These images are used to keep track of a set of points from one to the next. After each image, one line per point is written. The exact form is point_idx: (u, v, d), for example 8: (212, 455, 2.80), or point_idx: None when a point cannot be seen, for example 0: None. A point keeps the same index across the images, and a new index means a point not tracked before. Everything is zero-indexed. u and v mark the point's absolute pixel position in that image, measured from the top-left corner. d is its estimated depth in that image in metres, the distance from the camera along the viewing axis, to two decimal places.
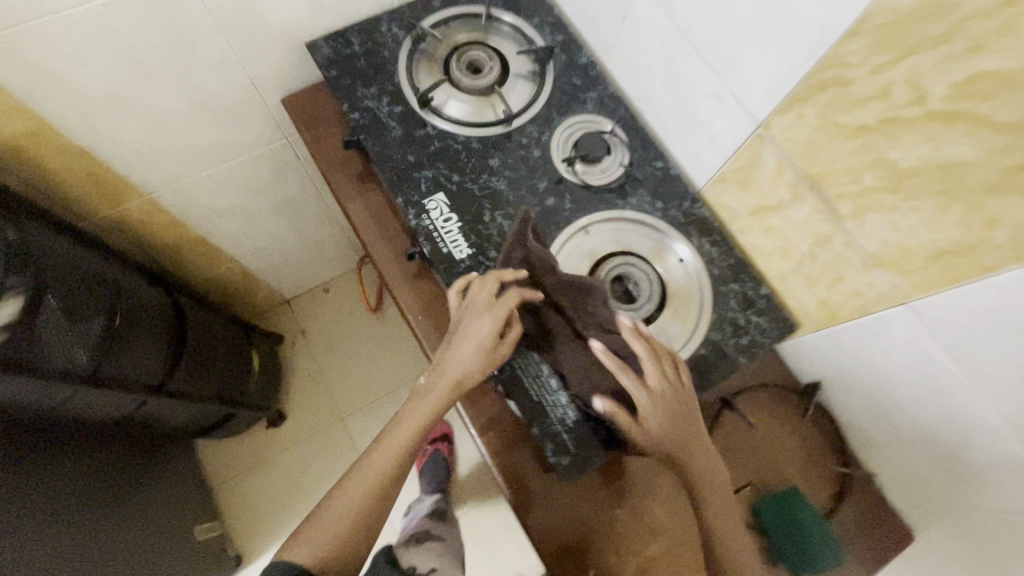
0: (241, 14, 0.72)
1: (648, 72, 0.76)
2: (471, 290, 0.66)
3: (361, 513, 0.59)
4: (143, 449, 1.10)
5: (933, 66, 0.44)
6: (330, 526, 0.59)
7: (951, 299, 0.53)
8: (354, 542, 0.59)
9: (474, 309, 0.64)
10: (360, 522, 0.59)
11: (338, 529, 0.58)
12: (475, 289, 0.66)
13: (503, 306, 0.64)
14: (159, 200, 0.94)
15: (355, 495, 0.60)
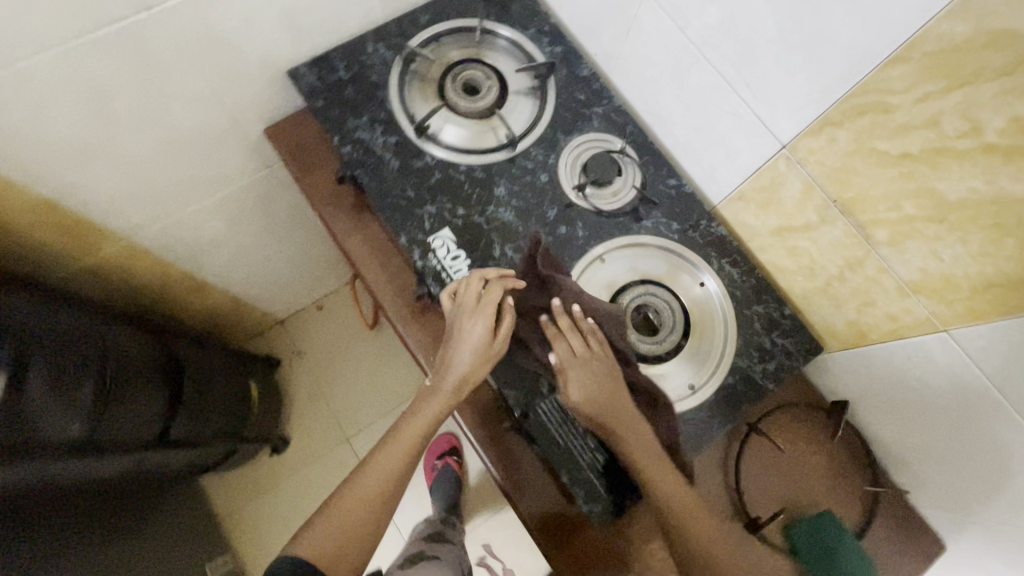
0: (217, 48, 0.66)
1: (658, 86, 0.72)
2: (459, 289, 0.64)
3: (364, 520, 0.60)
4: (150, 499, 1.07)
5: (989, 98, 0.41)
6: (333, 531, 0.58)
7: (1000, 330, 0.50)
8: (353, 550, 0.58)
9: (464, 312, 0.62)
10: (362, 532, 0.59)
11: (342, 536, 0.58)
12: (462, 290, 0.63)
13: (490, 305, 0.61)
14: (140, 243, 0.87)
15: (357, 500, 0.60)
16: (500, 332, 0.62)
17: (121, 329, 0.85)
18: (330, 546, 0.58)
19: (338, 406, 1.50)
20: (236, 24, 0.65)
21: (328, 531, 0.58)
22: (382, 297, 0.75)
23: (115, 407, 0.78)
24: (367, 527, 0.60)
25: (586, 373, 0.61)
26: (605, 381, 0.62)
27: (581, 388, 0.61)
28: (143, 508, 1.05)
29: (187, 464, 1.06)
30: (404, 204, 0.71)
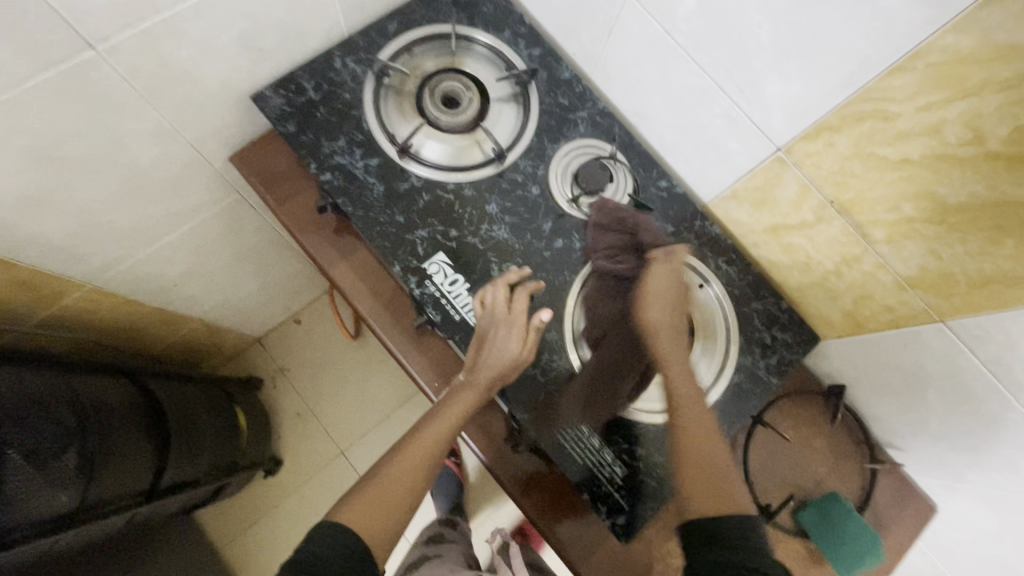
0: (175, 79, 0.61)
1: (643, 87, 0.70)
2: (490, 298, 0.64)
3: (401, 494, 0.59)
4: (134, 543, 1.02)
5: (994, 110, 0.42)
6: (374, 501, 0.58)
7: (995, 322, 0.53)
8: (389, 525, 0.57)
9: (495, 321, 0.63)
10: (399, 506, 0.58)
11: (383, 505, 0.58)
12: (490, 300, 0.64)
13: (520, 314, 0.63)
14: (103, 286, 0.81)
15: (391, 485, 0.59)
16: (527, 342, 0.63)
17: (98, 381, 0.80)
18: (371, 515, 0.56)
19: (328, 420, 1.46)
20: (193, 52, 0.59)
21: (369, 501, 0.57)
22: (379, 326, 0.72)
23: (107, 468, 0.75)
24: (404, 500, 0.59)
25: (658, 293, 0.63)
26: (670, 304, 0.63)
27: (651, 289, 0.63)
28: (126, 561, 1.02)
29: (182, 505, 1.04)
30: (393, 230, 0.67)
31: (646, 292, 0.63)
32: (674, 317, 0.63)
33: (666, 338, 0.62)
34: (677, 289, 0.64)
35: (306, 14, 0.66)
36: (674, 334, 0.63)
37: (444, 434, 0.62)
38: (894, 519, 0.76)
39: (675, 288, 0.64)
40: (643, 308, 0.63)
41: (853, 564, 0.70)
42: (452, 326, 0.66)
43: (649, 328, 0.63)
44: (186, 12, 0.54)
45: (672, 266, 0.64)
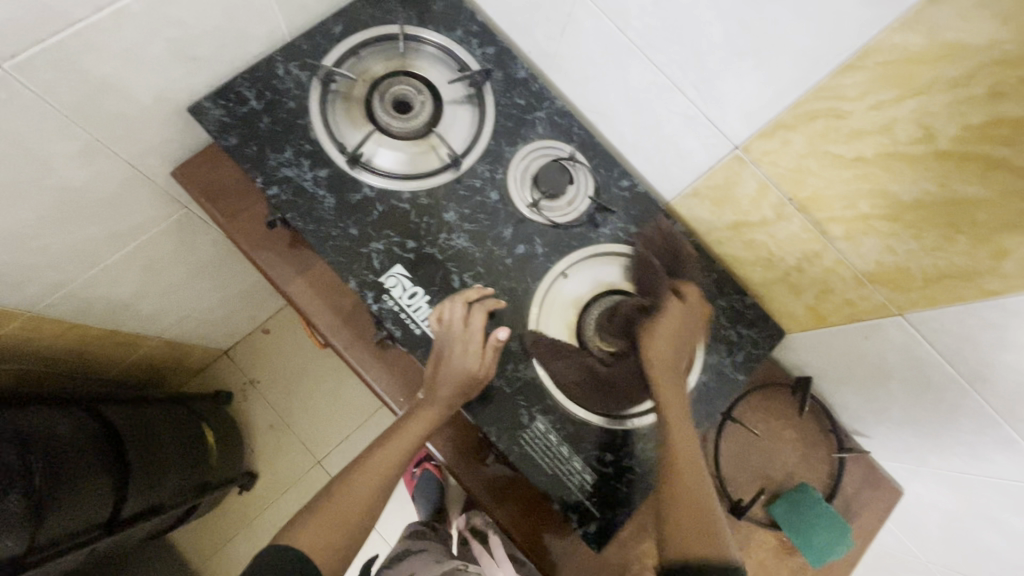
0: (100, 95, 0.56)
1: (600, 86, 0.68)
2: (447, 313, 0.62)
3: (355, 516, 0.59)
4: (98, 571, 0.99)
5: (943, 108, 0.41)
6: (328, 523, 0.58)
7: (951, 315, 0.53)
8: (342, 547, 0.58)
9: (452, 338, 0.61)
10: (352, 528, 0.59)
11: (335, 527, 0.58)
12: (446, 314, 0.62)
13: (476, 330, 0.62)
14: (44, 313, 0.76)
15: (347, 504, 0.59)
16: (485, 362, 0.62)
17: (44, 414, 0.76)
18: (324, 537, 0.57)
19: (304, 430, 1.43)
20: (116, 66, 0.55)
21: (323, 522, 0.58)
22: (338, 343, 0.70)
23: (59, 507, 0.72)
24: (359, 520, 0.59)
25: (672, 326, 0.64)
26: (679, 340, 0.64)
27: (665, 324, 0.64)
28: None
29: (149, 532, 1.01)
30: (348, 244, 0.65)
31: (657, 330, 0.64)
32: (681, 355, 0.64)
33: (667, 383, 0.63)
34: (687, 337, 0.65)
35: (241, 19, 0.62)
36: (677, 381, 0.63)
37: (403, 452, 0.62)
38: (863, 503, 0.77)
39: (682, 333, 0.65)
40: (652, 339, 0.64)
41: (824, 556, 0.71)
42: (414, 341, 0.64)
43: (654, 368, 0.63)
44: (104, 24, 0.50)
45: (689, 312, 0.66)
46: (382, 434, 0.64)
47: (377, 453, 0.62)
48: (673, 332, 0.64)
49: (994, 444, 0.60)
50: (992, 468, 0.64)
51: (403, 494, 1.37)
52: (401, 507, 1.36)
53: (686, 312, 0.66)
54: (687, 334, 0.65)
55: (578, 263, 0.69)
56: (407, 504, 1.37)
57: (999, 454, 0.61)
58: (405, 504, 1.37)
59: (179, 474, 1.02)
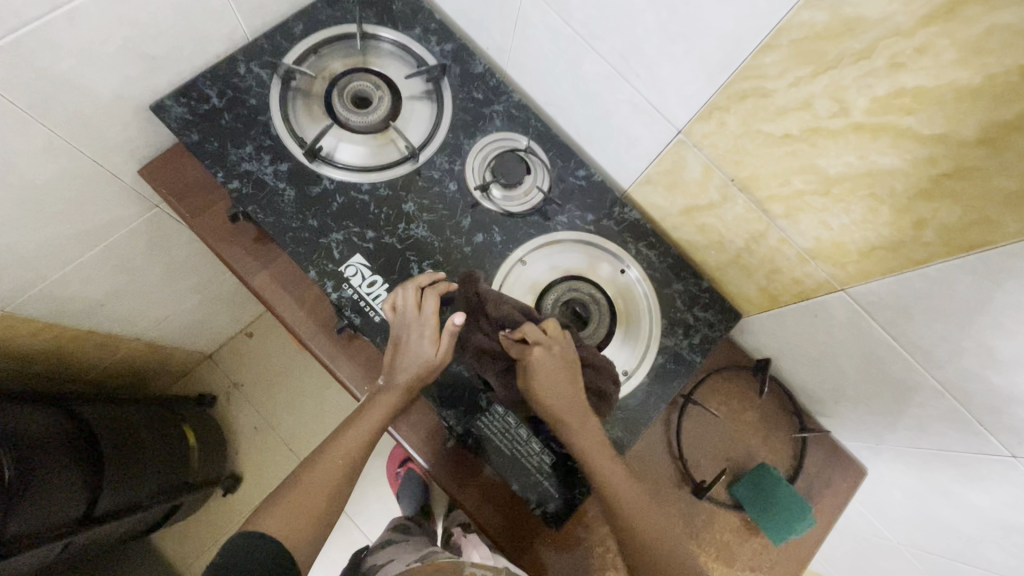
0: (60, 93, 0.58)
1: (552, 78, 0.70)
2: (399, 304, 0.62)
3: (323, 500, 0.60)
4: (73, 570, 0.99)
5: (853, 81, 0.44)
6: (298, 507, 0.59)
7: (886, 287, 0.54)
8: (314, 529, 0.59)
9: (407, 325, 0.62)
10: (322, 512, 0.60)
11: (306, 510, 0.59)
12: (400, 302, 0.63)
13: (429, 316, 0.62)
14: (16, 312, 0.77)
15: (314, 490, 0.60)
16: (442, 348, 0.62)
17: (17, 412, 0.77)
18: (294, 521, 0.58)
19: (288, 432, 1.44)
20: (73, 64, 0.57)
21: (292, 506, 0.59)
22: (302, 333, 0.71)
23: (27, 501, 0.73)
24: (329, 501, 0.61)
25: (553, 378, 0.61)
26: (568, 384, 0.62)
27: (545, 382, 0.61)
28: None
29: (127, 532, 1.02)
30: (307, 235, 0.67)
31: (539, 390, 0.61)
32: (575, 396, 0.62)
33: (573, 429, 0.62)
34: (566, 375, 0.62)
35: (199, 19, 0.64)
36: (580, 420, 0.62)
37: (366, 437, 0.63)
38: (826, 483, 0.78)
39: (565, 371, 0.62)
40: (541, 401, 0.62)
41: (783, 535, 0.72)
42: (373, 328, 0.66)
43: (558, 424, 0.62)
44: (58, 23, 0.52)
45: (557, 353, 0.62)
46: (346, 419, 0.65)
47: (342, 438, 0.63)
48: (558, 380, 0.61)
49: (939, 417, 0.61)
50: (940, 442, 0.65)
51: (386, 494, 1.37)
52: (383, 507, 1.36)
53: (556, 350, 0.62)
54: (571, 365, 0.63)
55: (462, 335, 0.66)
56: (390, 504, 1.37)
57: (945, 428, 0.62)
58: (388, 504, 1.37)
59: (157, 474, 1.02)
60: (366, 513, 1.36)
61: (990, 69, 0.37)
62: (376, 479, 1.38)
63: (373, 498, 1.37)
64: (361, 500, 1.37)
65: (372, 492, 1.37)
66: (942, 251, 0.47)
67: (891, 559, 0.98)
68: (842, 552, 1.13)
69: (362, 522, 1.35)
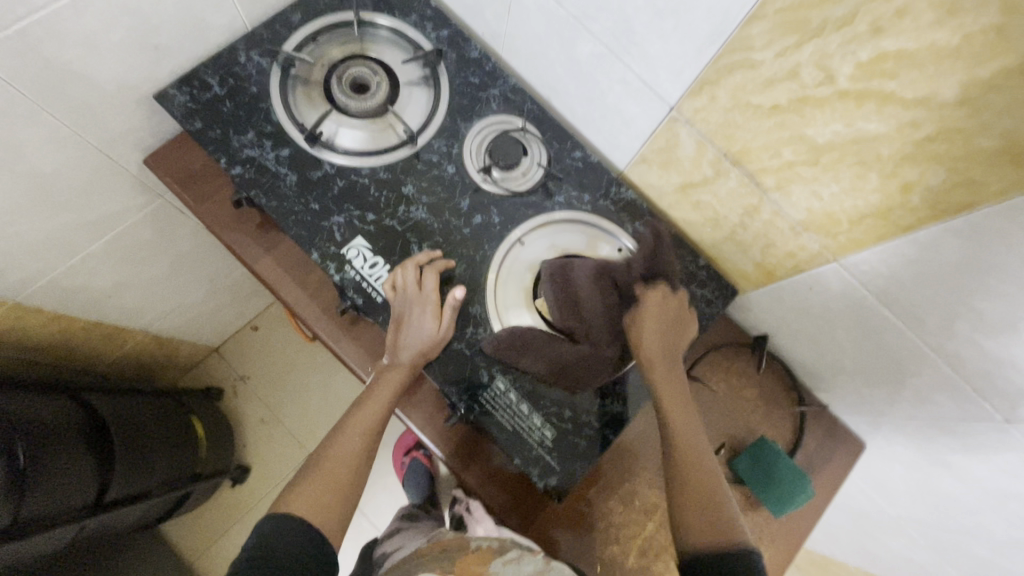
0: (69, 81, 0.60)
1: (547, 60, 0.71)
2: (400, 280, 0.65)
3: (341, 479, 0.61)
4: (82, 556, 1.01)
5: (837, 48, 0.45)
6: (319, 489, 0.60)
7: (877, 255, 0.55)
8: (337, 508, 0.60)
9: (407, 303, 0.64)
10: (342, 490, 0.61)
11: (328, 490, 0.60)
12: (399, 282, 0.65)
13: (429, 291, 0.65)
14: (26, 301, 0.79)
15: (333, 470, 0.61)
16: (443, 323, 0.65)
17: (27, 399, 0.79)
18: (317, 501, 0.59)
19: (295, 425, 1.46)
20: (79, 53, 0.58)
21: (313, 487, 0.60)
22: (307, 317, 0.72)
23: (40, 485, 0.75)
24: (349, 480, 0.61)
25: (658, 320, 0.65)
26: (670, 328, 0.66)
27: (653, 314, 0.65)
28: None
29: (138, 519, 1.03)
30: (310, 218, 0.68)
31: (646, 319, 0.65)
32: (672, 345, 0.66)
33: (660, 367, 0.65)
34: (671, 322, 0.66)
35: (201, 8, 0.66)
36: (672, 367, 0.66)
37: (376, 416, 0.64)
38: (825, 458, 0.79)
39: (670, 319, 0.66)
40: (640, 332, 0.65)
41: (783, 505, 0.72)
42: (376, 309, 0.67)
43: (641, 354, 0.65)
44: (64, 12, 0.54)
45: (671, 300, 0.66)
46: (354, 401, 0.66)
47: (353, 418, 0.64)
48: (657, 321, 0.65)
49: (934, 385, 0.62)
50: (935, 412, 0.65)
51: (391, 482, 1.39)
52: (389, 496, 1.38)
53: (670, 297, 0.66)
54: (676, 313, 0.67)
55: (513, 247, 0.72)
56: (396, 493, 1.38)
57: (939, 397, 0.63)
58: (393, 492, 1.38)
59: (167, 462, 1.04)
60: (373, 502, 1.38)
61: (966, 29, 0.38)
62: (381, 469, 1.40)
63: (380, 487, 1.38)
64: (367, 490, 1.38)
65: (378, 482, 1.39)
66: (930, 215, 0.48)
67: (896, 537, 0.99)
68: (846, 532, 1.14)
69: (369, 510, 1.37)
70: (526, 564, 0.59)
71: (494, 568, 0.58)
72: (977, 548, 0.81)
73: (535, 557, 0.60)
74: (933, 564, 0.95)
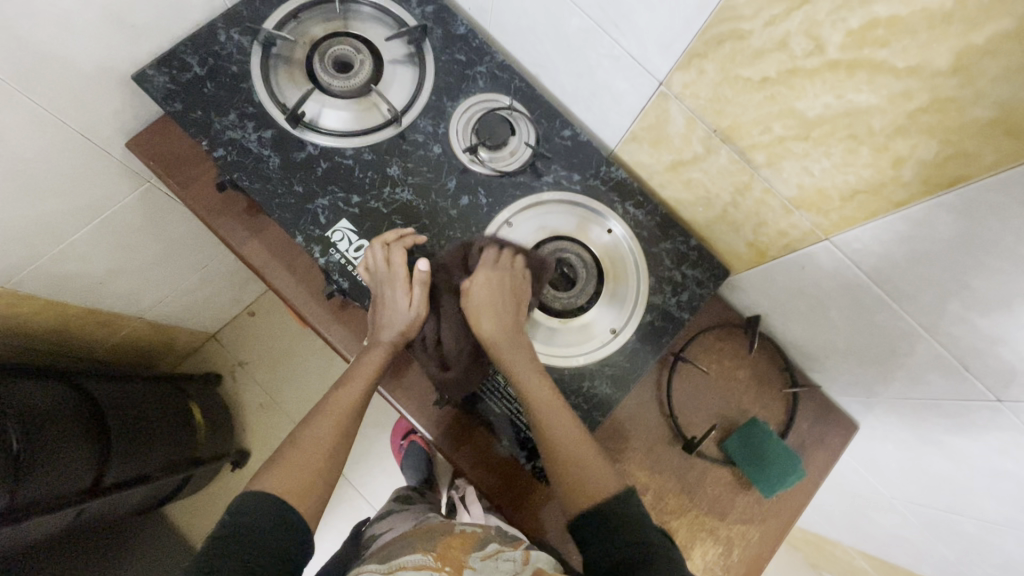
0: (43, 62, 0.59)
1: (535, 36, 0.69)
2: (371, 258, 0.64)
3: (321, 456, 0.61)
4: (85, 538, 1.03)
5: (827, 16, 0.44)
6: (298, 466, 0.60)
7: (868, 233, 0.54)
8: (317, 485, 0.60)
9: (381, 282, 0.63)
10: (324, 468, 0.61)
11: (309, 468, 0.60)
12: (369, 262, 0.64)
13: (397, 268, 0.63)
14: (16, 288, 0.79)
15: (314, 448, 0.61)
16: (417, 302, 0.64)
17: (23, 385, 0.79)
18: (294, 480, 0.59)
19: (293, 409, 1.46)
20: (53, 33, 0.57)
21: (291, 466, 0.60)
22: (293, 300, 0.71)
23: (37, 470, 0.76)
24: (327, 460, 0.61)
25: (485, 298, 0.65)
26: (505, 303, 0.66)
27: (482, 295, 0.65)
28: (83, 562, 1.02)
29: (138, 502, 1.05)
30: (293, 201, 0.67)
31: (474, 302, 0.65)
32: (508, 324, 0.65)
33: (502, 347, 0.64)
34: (504, 297, 0.66)
35: None
36: (511, 340, 0.65)
37: (359, 396, 0.64)
38: (818, 439, 0.79)
39: (500, 292, 0.66)
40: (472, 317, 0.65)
41: (774, 487, 0.73)
42: (360, 291, 0.67)
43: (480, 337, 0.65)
44: None
45: (499, 273, 0.66)
46: (338, 380, 0.66)
47: (334, 398, 0.64)
48: (485, 299, 0.65)
49: (926, 364, 0.61)
50: (930, 392, 0.64)
51: (390, 465, 1.40)
52: (388, 478, 1.39)
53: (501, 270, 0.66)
54: (510, 286, 0.66)
55: (502, 229, 0.71)
56: (394, 475, 1.39)
57: (933, 376, 0.62)
58: (392, 475, 1.40)
59: (164, 447, 1.05)
60: (372, 485, 1.39)
61: None
62: (379, 452, 1.40)
63: (378, 470, 1.40)
64: (366, 473, 1.39)
65: (376, 465, 1.40)
66: (922, 191, 0.47)
67: (889, 517, 0.99)
68: (841, 512, 1.14)
69: (368, 493, 1.39)
70: (504, 561, 0.59)
71: (474, 562, 0.58)
72: (968, 526, 0.81)
73: (514, 556, 0.59)
74: (926, 543, 0.96)
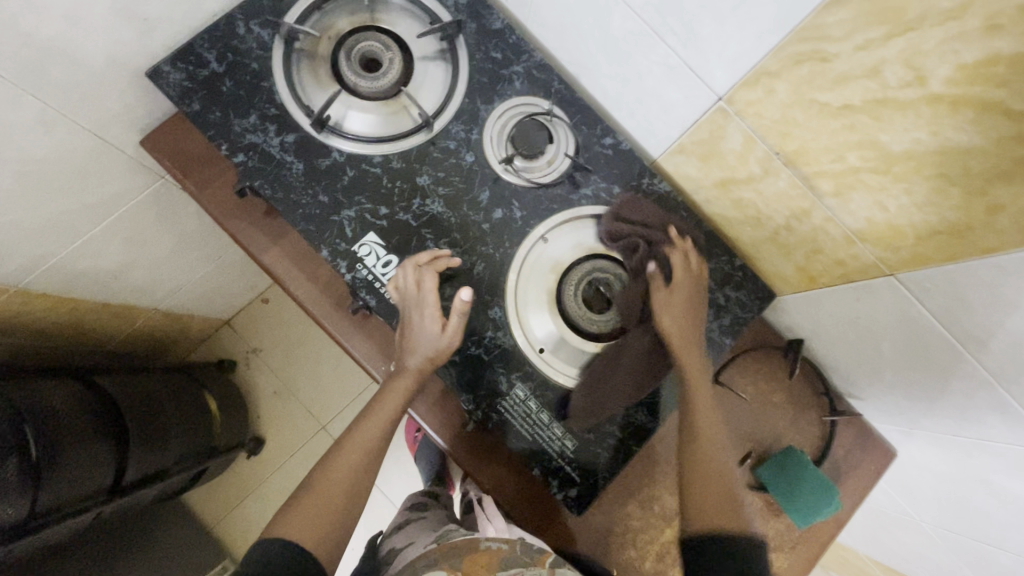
0: (55, 61, 0.54)
1: (578, 35, 0.63)
2: (402, 282, 0.61)
3: (338, 496, 0.59)
4: (103, 529, 1.04)
5: (934, 46, 0.39)
6: (314, 507, 0.58)
7: (942, 275, 0.50)
8: (335, 528, 0.58)
9: (410, 309, 0.61)
10: (343, 506, 0.59)
11: (325, 511, 0.58)
12: (400, 287, 0.61)
13: (427, 294, 0.60)
14: (29, 287, 0.76)
15: (332, 487, 0.59)
16: (450, 327, 0.61)
17: (37, 388, 0.78)
18: (314, 518, 0.57)
19: (306, 397, 1.46)
20: (61, 29, 0.52)
21: (308, 506, 0.58)
22: (316, 313, 0.68)
23: (56, 477, 0.74)
24: (344, 502, 0.59)
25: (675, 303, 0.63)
26: (685, 308, 0.63)
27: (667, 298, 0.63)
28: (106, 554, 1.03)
29: (156, 496, 1.05)
30: (318, 212, 0.63)
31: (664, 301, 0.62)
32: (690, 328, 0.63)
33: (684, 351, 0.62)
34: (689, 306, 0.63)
35: None
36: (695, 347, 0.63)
37: (382, 429, 0.62)
38: (854, 466, 0.76)
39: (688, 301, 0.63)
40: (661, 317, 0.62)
41: (806, 516, 0.70)
42: (388, 310, 0.64)
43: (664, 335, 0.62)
44: None
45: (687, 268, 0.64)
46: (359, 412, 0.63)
47: (355, 432, 0.62)
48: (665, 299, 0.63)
49: (985, 407, 0.58)
50: (982, 432, 0.61)
51: (403, 456, 1.39)
52: (400, 471, 1.39)
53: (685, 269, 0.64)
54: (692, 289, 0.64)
55: (536, 247, 0.67)
56: (407, 466, 1.39)
57: (990, 419, 0.58)
58: (404, 467, 1.39)
59: (182, 442, 1.04)
60: (385, 475, 1.39)
61: None
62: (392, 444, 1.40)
63: (392, 461, 1.39)
64: None
65: (390, 456, 1.40)
66: (1017, 240, 0.42)
67: (913, 536, 0.97)
68: (859, 524, 1.13)
69: (382, 483, 1.39)
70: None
71: None
72: (1001, 556, 0.79)
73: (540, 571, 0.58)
74: (949, 563, 0.94)
